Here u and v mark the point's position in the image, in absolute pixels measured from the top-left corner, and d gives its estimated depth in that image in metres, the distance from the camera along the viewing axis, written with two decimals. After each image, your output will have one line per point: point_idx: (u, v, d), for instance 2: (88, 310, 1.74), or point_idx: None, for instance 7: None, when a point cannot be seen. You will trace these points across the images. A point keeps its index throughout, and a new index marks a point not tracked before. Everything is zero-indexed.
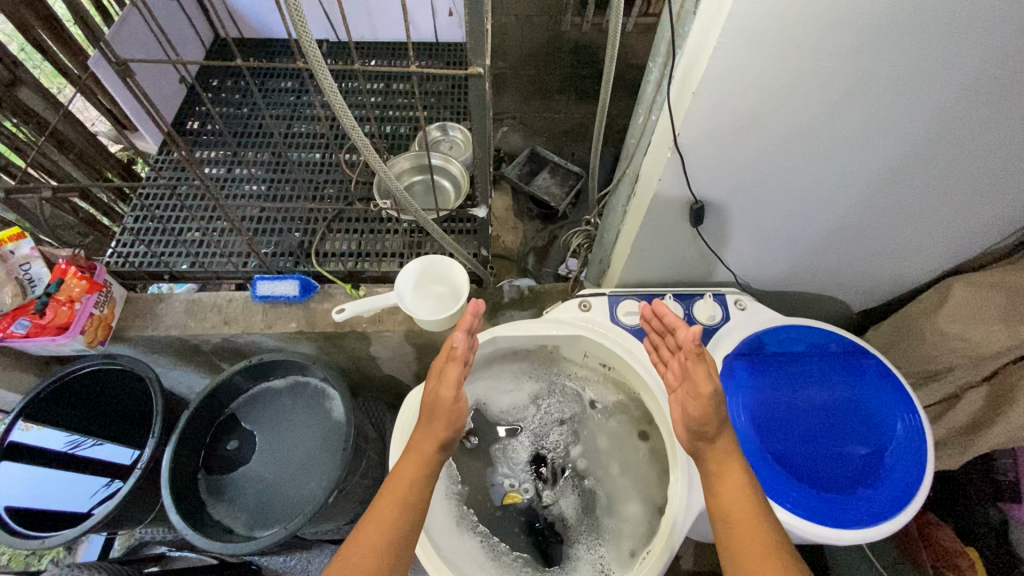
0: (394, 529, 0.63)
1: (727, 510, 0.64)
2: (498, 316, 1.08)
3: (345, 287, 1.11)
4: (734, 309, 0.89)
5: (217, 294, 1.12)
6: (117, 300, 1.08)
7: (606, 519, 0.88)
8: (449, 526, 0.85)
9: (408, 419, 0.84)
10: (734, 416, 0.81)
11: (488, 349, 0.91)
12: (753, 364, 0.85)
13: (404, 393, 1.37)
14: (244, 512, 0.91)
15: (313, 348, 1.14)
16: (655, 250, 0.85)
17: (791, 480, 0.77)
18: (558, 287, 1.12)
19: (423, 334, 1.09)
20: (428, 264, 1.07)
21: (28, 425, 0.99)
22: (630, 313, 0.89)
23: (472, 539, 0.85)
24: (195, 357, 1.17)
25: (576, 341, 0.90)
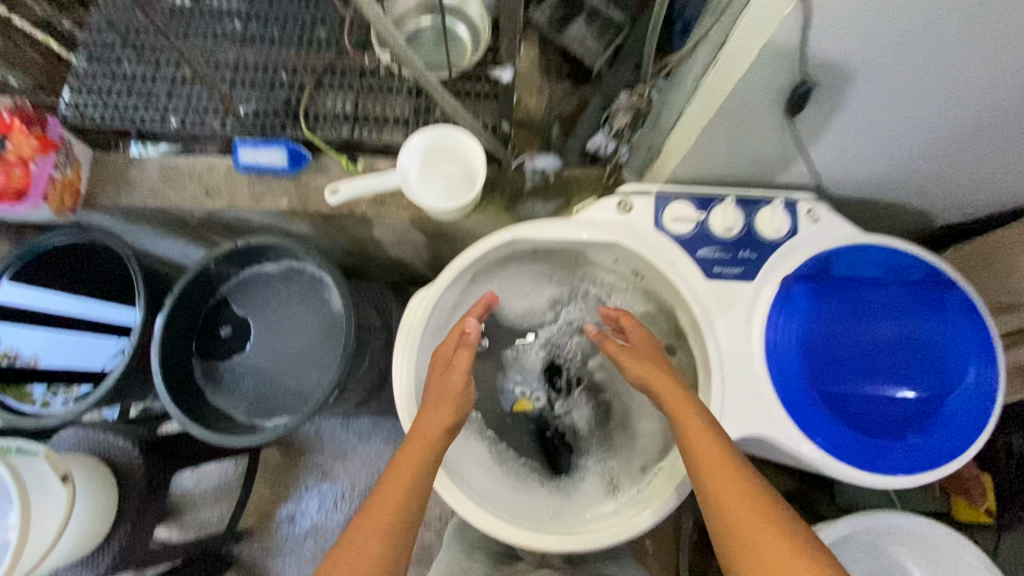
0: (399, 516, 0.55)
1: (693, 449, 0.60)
2: (517, 207, 0.95)
3: (341, 160, 0.95)
4: (805, 221, 0.74)
5: (195, 159, 0.97)
6: (82, 162, 0.94)
7: (619, 434, 0.84)
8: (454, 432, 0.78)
9: (412, 326, 0.74)
10: (781, 347, 0.71)
11: (505, 250, 0.79)
12: (816, 290, 0.72)
13: (410, 276, 1.28)
14: (244, 400, 0.87)
15: (308, 228, 1.02)
16: (722, 143, 0.67)
17: (833, 420, 0.70)
18: (589, 174, 0.95)
19: (432, 221, 0.95)
20: (436, 138, 0.90)
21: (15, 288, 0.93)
22: (678, 219, 0.74)
23: (478, 445, 0.80)
24: (180, 229, 1.06)
25: (609, 247, 0.77)
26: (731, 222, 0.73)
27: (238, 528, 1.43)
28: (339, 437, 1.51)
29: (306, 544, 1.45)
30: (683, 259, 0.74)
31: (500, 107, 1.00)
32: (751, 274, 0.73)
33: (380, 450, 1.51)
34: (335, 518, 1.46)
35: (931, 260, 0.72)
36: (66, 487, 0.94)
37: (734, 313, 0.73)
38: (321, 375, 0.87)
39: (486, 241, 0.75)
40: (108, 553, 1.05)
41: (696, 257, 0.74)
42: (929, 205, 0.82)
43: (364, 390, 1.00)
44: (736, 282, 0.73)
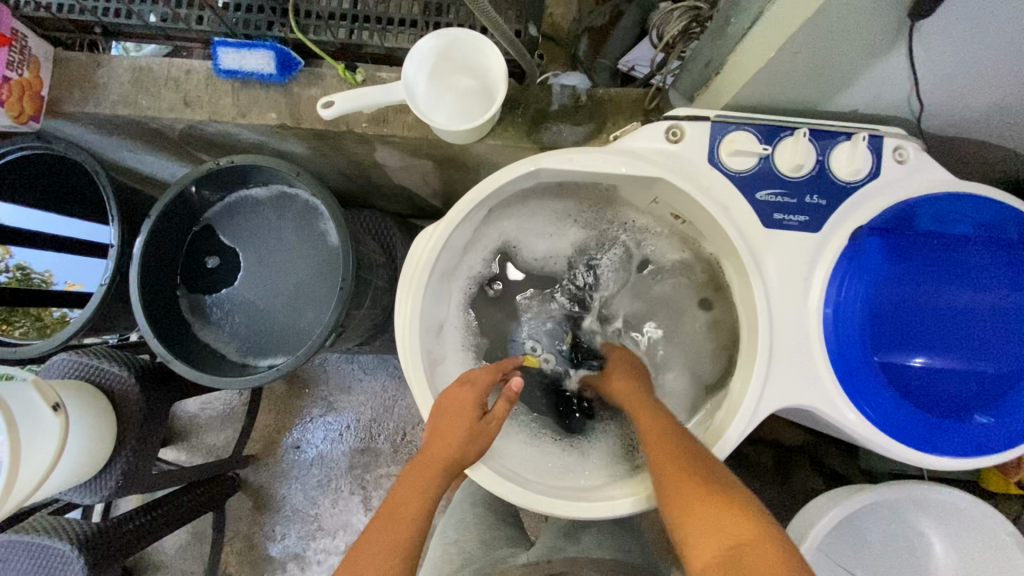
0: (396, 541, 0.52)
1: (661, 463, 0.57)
2: (541, 130, 0.81)
3: (337, 68, 0.81)
4: (890, 161, 0.61)
5: (171, 62, 0.84)
6: (41, 60, 0.81)
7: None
8: None
9: (417, 269, 0.65)
10: (842, 309, 0.61)
11: (527, 183, 0.68)
12: (891, 246, 0.61)
13: (418, 205, 1.17)
14: (234, 337, 0.80)
15: (303, 148, 0.90)
16: (807, 57, 0.53)
17: (891, 394, 0.61)
18: (626, 95, 0.81)
19: (442, 145, 0.83)
20: (450, 42, 0.74)
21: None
22: (736, 153, 0.62)
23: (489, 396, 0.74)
24: (162, 144, 0.95)
25: (650, 183, 0.65)
26: (801, 159, 0.61)
27: (244, 454, 1.43)
28: (344, 369, 1.48)
29: (311, 471, 1.45)
30: (737, 202, 0.62)
31: (525, 8, 0.84)
32: (818, 223, 0.62)
33: (385, 384, 1.48)
34: (340, 448, 1.46)
35: None
36: (59, 416, 0.91)
37: (791, 269, 0.62)
38: (317, 315, 0.79)
39: (505, 172, 0.64)
40: (109, 480, 1.04)
41: (753, 200, 0.62)
42: None
43: (366, 329, 0.92)
44: (798, 232, 0.62)
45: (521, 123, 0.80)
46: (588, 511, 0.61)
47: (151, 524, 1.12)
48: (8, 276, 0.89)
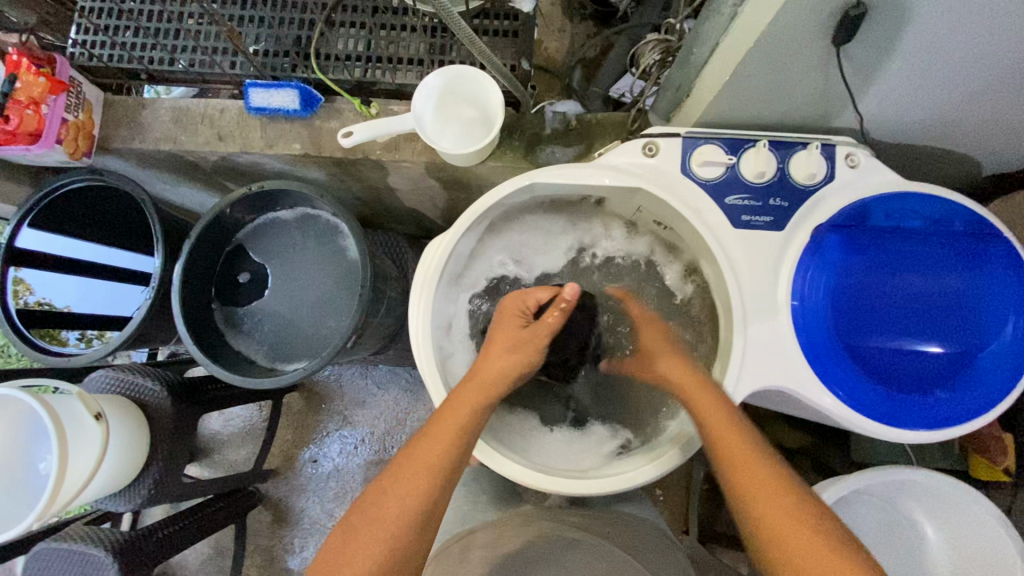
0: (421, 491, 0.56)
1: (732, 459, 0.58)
2: (536, 152, 0.90)
3: (354, 103, 0.91)
4: (843, 166, 0.69)
5: (207, 102, 0.94)
6: (94, 103, 0.92)
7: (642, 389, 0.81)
8: None
9: (429, 275, 0.73)
10: (810, 297, 0.69)
11: (523, 196, 0.76)
12: (849, 240, 0.68)
13: (425, 225, 1.26)
14: (263, 344, 0.89)
15: (323, 174, 1.00)
16: (760, 79, 0.62)
17: (857, 373, 0.68)
18: (612, 118, 0.91)
19: (448, 168, 0.92)
20: (454, 77, 0.85)
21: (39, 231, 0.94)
22: (705, 164, 0.70)
23: None
24: (196, 175, 1.05)
25: (631, 193, 0.73)
26: (763, 167, 0.69)
27: (265, 467, 1.50)
28: (358, 384, 1.55)
29: (328, 484, 1.51)
30: (709, 206, 0.70)
31: (520, 46, 0.95)
32: (781, 223, 0.70)
33: (397, 398, 1.55)
34: (355, 461, 1.52)
35: (979, 210, 0.67)
36: (100, 424, 0.98)
37: (761, 263, 0.70)
38: (338, 322, 0.87)
39: (503, 187, 0.72)
40: (143, 488, 1.10)
41: (723, 204, 0.70)
42: (982, 152, 0.76)
43: (381, 338, 1.00)
44: (765, 231, 0.70)
45: (518, 146, 0.89)
46: (579, 488, 0.68)
47: (179, 532, 1.18)
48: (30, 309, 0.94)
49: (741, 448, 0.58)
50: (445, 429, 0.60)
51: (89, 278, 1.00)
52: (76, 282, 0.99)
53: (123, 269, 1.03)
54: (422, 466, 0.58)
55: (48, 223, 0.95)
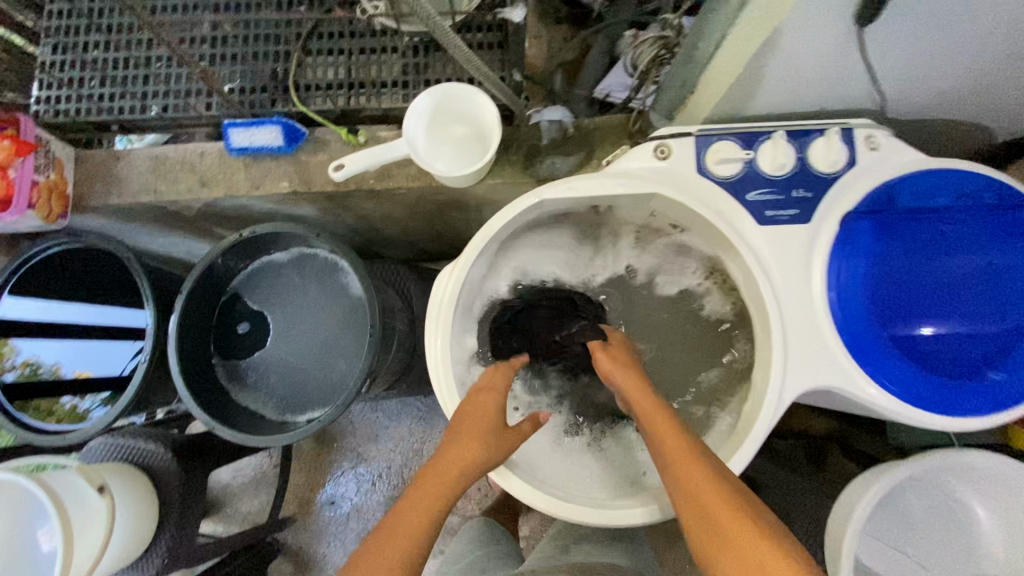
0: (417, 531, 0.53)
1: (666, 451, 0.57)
2: (536, 164, 0.86)
3: (340, 133, 0.87)
4: (863, 149, 0.66)
5: (185, 148, 0.90)
6: (64, 161, 0.87)
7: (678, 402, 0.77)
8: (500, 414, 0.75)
9: (442, 307, 0.69)
10: (845, 288, 0.65)
11: (532, 213, 0.72)
12: (880, 225, 0.65)
13: (423, 248, 1.22)
14: (271, 397, 0.84)
15: (313, 209, 0.95)
16: (774, 66, 0.59)
17: (904, 364, 0.64)
18: (610, 122, 0.87)
19: (445, 190, 0.89)
20: (444, 97, 0.82)
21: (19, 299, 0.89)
22: (721, 162, 0.67)
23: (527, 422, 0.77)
24: (180, 225, 1.00)
25: (645, 199, 0.70)
26: (782, 158, 0.66)
27: (281, 515, 1.43)
28: (368, 419, 1.50)
29: (349, 526, 1.45)
30: (730, 205, 0.67)
31: (508, 57, 0.92)
32: (807, 215, 0.66)
33: (410, 428, 1.49)
34: (374, 499, 1.46)
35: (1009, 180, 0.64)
36: (104, 498, 0.92)
37: (791, 259, 0.66)
38: (349, 364, 0.82)
39: (511, 207, 0.69)
40: (155, 558, 1.04)
41: (744, 201, 0.67)
42: (996, 118, 0.74)
43: (394, 373, 0.96)
44: (792, 225, 0.66)
45: (517, 160, 0.86)
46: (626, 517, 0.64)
47: None
48: (16, 374, 0.89)
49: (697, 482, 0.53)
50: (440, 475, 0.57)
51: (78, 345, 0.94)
52: (67, 344, 0.93)
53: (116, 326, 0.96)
54: (396, 540, 0.52)
55: (38, 286, 0.91)
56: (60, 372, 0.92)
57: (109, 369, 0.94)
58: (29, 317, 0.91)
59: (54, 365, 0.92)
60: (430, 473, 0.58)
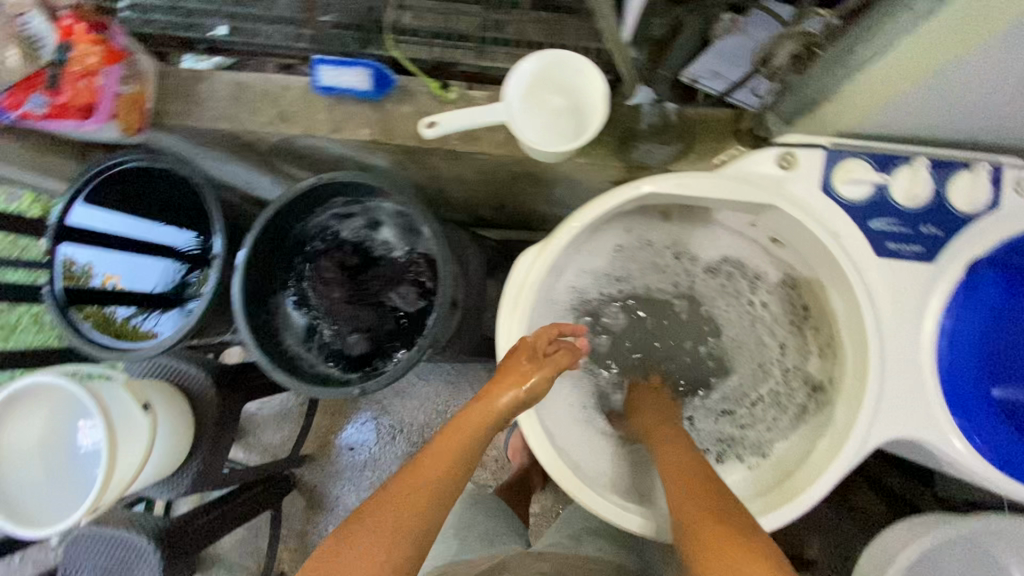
0: (432, 492, 0.57)
1: (691, 510, 0.54)
2: (630, 149, 0.82)
3: (430, 85, 0.83)
4: (1010, 192, 0.60)
5: (268, 78, 0.87)
6: (148, 75, 0.84)
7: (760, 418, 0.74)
8: (574, 415, 0.75)
9: (528, 285, 0.66)
10: (958, 334, 0.61)
11: (631, 203, 0.69)
12: (1005, 279, 0.61)
13: (482, 212, 1.17)
14: (327, 347, 0.84)
15: (386, 161, 0.92)
16: (943, 84, 0.53)
17: (998, 418, 0.61)
18: (716, 118, 0.81)
19: (528, 161, 0.85)
20: (547, 64, 0.78)
21: (90, 206, 0.86)
22: (851, 182, 0.62)
23: (592, 428, 0.76)
24: (250, 157, 0.97)
25: (754, 208, 0.66)
26: (919, 189, 0.60)
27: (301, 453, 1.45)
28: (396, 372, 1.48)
29: (364, 473, 1.48)
30: (852, 231, 0.62)
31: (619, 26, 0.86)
32: (933, 254, 0.61)
33: (438, 391, 1.48)
34: (391, 451, 1.48)
35: None
36: (148, 415, 0.86)
37: (906, 297, 0.61)
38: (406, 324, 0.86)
39: (615, 194, 0.65)
40: (186, 478, 1.06)
41: (867, 228, 0.62)
42: None
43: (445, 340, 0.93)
44: (914, 263, 0.61)
45: (609, 142, 0.82)
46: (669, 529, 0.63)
47: (222, 517, 1.12)
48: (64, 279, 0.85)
49: (702, 495, 0.55)
50: (436, 461, 0.59)
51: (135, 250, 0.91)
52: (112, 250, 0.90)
53: (124, 236, 0.90)
54: (403, 515, 0.54)
55: (97, 200, 0.87)
56: (93, 275, 0.88)
57: (141, 284, 0.91)
58: (78, 225, 0.86)
59: (107, 272, 0.89)
60: (421, 468, 0.58)
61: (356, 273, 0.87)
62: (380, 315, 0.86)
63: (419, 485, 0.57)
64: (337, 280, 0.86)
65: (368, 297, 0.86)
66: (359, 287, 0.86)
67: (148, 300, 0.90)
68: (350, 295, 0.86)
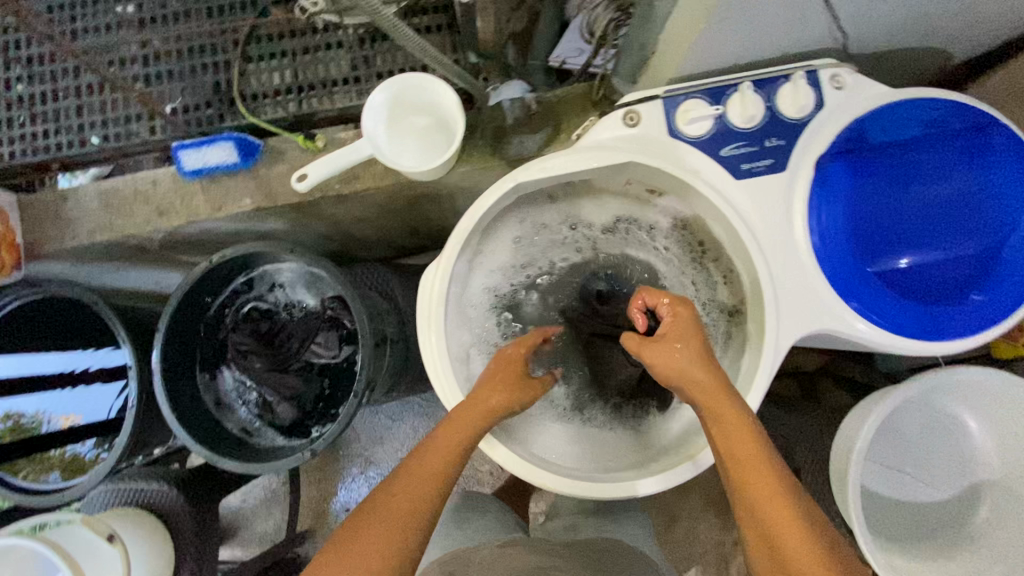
0: (431, 484, 0.58)
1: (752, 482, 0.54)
2: (505, 145, 0.84)
3: (297, 140, 0.84)
4: (828, 89, 0.66)
5: (134, 178, 0.85)
6: (8, 209, 0.81)
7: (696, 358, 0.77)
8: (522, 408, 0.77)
9: (434, 304, 0.68)
10: (828, 226, 0.65)
11: (510, 198, 0.71)
12: (854, 164, 0.66)
13: (398, 243, 1.17)
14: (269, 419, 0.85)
15: (280, 223, 0.91)
16: (737, 17, 0.58)
17: (887, 291, 0.65)
18: (574, 94, 0.85)
19: (414, 184, 0.86)
20: (398, 89, 0.80)
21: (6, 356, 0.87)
22: (692, 121, 0.67)
23: (543, 414, 0.78)
24: (144, 260, 0.94)
25: (621, 168, 0.69)
26: (751, 109, 0.65)
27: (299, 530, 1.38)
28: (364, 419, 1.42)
29: None
30: (706, 164, 0.67)
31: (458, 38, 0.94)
32: (782, 163, 0.66)
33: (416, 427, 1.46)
34: None
35: (970, 101, 0.64)
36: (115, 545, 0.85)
37: (770, 209, 0.66)
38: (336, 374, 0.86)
39: (489, 194, 0.67)
40: None
41: (719, 157, 0.67)
42: (955, 43, 0.73)
43: (391, 378, 0.93)
44: (768, 175, 0.67)
45: (483, 144, 0.83)
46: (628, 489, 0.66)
47: None
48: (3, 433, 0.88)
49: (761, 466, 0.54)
50: (439, 455, 0.60)
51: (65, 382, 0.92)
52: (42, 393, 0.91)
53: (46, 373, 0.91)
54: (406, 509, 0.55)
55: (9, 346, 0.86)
56: (43, 419, 0.91)
57: (96, 414, 0.93)
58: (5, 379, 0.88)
59: (39, 411, 0.91)
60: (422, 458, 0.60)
61: (270, 335, 0.84)
62: (305, 373, 0.84)
63: (416, 477, 0.58)
64: (255, 351, 0.82)
65: (288, 361, 0.84)
66: (280, 351, 0.83)
67: (104, 428, 0.92)
68: (273, 363, 0.83)
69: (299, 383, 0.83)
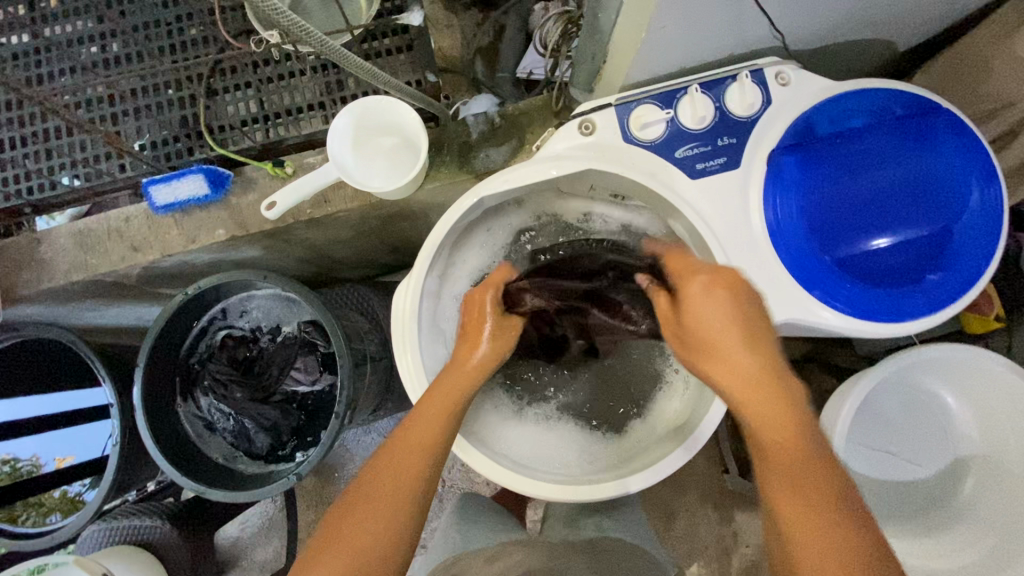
0: (417, 463, 0.57)
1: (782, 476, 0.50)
2: (472, 159, 0.85)
3: (265, 168, 0.85)
4: (775, 86, 0.69)
5: (107, 216, 0.85)
6: None
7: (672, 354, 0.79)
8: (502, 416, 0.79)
9: (407, 323, 0.69)
10: (784, 218, 0.68)
11: (476, 212, 0.74)
12: (807, 157, 0.67)
13: (378, 260, 1.18)
14: (254, 444, 0.86)
15: (256, 250, 0.92)
16: (679, 24, 0.60)
17: (847, 278, 0.67)
18: (535, 105, 0.87)
19: (385, 203, 0.87)
20: (362, 113, 0.82)
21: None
22: (646, 126, 0.69)
23: (524, 421, 0.80)
24: (123, 296, 0.95)
25: (581, 175, 0.71)
26: (701, 111, 0.68)
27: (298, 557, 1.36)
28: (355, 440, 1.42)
29: None
30: (663, 167, 0.70)
31: (419, 56, 0.93)
32: (735, 160, 0.69)
33: None
34: None
35: (909, 90, 0.67)
36: None
37: (726, 206, 0.69)
38: (315, 398, 0.87)
39: (454, 210, 0.69)
40: None
41: (675, 159, 0.70)
42: (896, 33, 0.76)
43: (376, 397, 0.94)
44: (723, 173, 0.69)
45: (450, 160, 0.84)
46: (608, 490, 0.68)
47: None
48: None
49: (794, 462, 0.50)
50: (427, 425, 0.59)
51: (53, 425, 0.92)
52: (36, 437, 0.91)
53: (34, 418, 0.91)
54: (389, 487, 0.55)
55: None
56: (40, 464, 0.91)
57: (90, 451, 0.93)
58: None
59: (33, 456, 0.91)
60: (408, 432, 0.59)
61: (248, 365, 0.85)
62: (283, 402, 0.85)
63: (400, 453, 0.57)
64: (233, 380, 0.83)
65: (264, 389, 0.84)
66: (257, 379, 0.84)
67: (94, 469, 0.92)
68: (253, 391, 0.83)
69: (277, 411, 0.84)
